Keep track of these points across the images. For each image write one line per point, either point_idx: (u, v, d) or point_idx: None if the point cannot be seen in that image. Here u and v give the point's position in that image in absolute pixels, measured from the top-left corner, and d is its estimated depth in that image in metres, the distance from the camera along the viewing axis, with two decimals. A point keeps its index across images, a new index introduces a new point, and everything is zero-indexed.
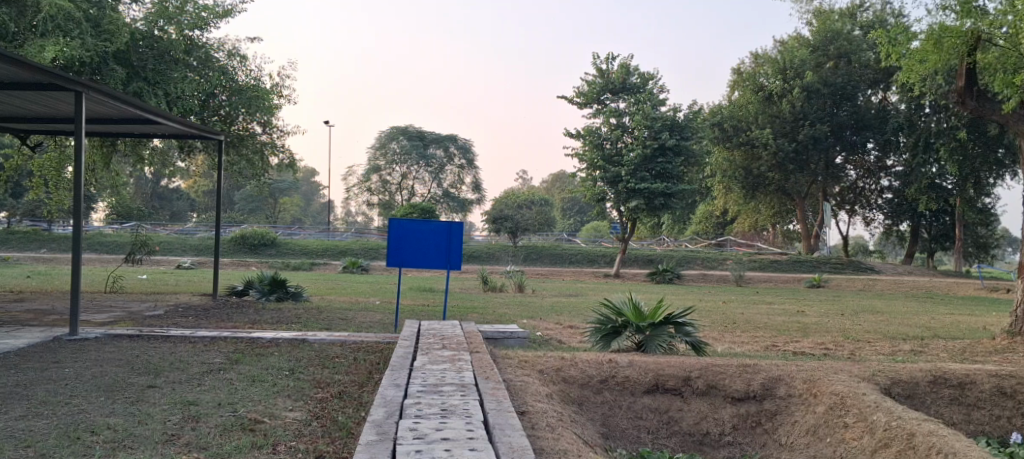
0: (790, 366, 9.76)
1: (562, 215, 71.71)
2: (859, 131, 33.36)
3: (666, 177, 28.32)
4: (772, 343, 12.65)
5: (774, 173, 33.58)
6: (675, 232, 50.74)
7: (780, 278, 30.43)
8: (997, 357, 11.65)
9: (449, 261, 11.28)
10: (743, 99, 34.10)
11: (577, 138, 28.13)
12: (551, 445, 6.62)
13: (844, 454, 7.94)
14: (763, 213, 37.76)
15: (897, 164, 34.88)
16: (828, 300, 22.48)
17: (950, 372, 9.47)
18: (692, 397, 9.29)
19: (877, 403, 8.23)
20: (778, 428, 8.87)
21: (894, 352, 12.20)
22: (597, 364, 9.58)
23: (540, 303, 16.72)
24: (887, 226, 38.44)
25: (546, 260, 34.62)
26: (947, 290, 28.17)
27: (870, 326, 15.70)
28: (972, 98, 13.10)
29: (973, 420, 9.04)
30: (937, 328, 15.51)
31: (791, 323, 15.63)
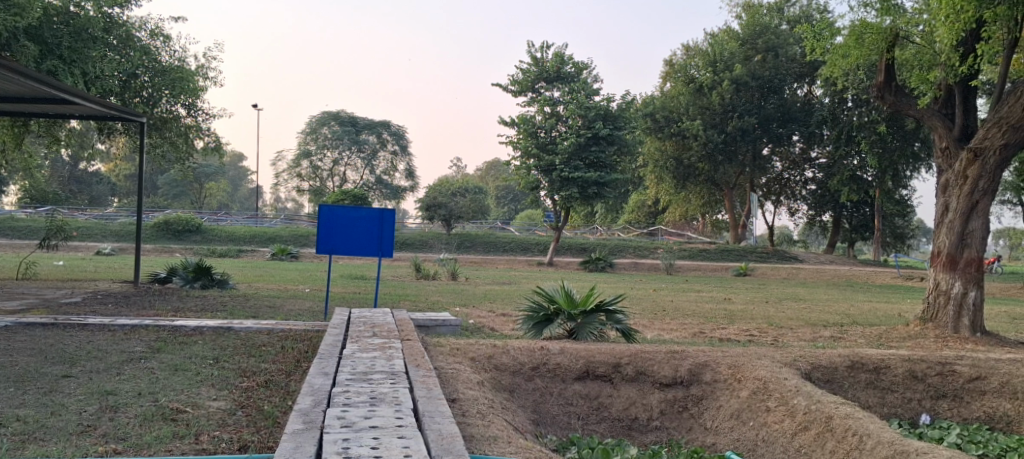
0: (716, 352, 9.99)
1: (496, 203, 71.73)
2: (785, 123, 34.22)
3: (599, 166, 28.60)
4: (699, 330, 12.93)
5: (703, 164, 34.21)
6: (608, 221, 51.30)
7: (708, 266, 31.07)
8: (910, 343, 12.15)
9: (381, 248, 11.18)
10: (675, 91, 34.64)
11: (511, 126, 28.11)
12: (481, 432, 6.64)
13: (766, 437, 8.16)
14: (693, 203, 38.45)
15: (821, 157, 35.94)
16: (754, 288, 23.06)
17: (866, 357, 9.83)
18: (622, 384, 9.45)
19: (797, 388, 8.49)
20: (703, 413, 9.07)
21: (815, 338, 12.62)
22: (528, 351, 9.66)
23: (473, 291, 16.73)
24: (810, 217, 39.63)
25: (479, 249, 34.63)
26: (867, 279, 29.20)
27: (793, 313, 16.20)
28: (890, 93, 13.59)
29: (886, 403, 9.41)
30: (855, 315, 16.09)
31: (718, 311, 15.99)
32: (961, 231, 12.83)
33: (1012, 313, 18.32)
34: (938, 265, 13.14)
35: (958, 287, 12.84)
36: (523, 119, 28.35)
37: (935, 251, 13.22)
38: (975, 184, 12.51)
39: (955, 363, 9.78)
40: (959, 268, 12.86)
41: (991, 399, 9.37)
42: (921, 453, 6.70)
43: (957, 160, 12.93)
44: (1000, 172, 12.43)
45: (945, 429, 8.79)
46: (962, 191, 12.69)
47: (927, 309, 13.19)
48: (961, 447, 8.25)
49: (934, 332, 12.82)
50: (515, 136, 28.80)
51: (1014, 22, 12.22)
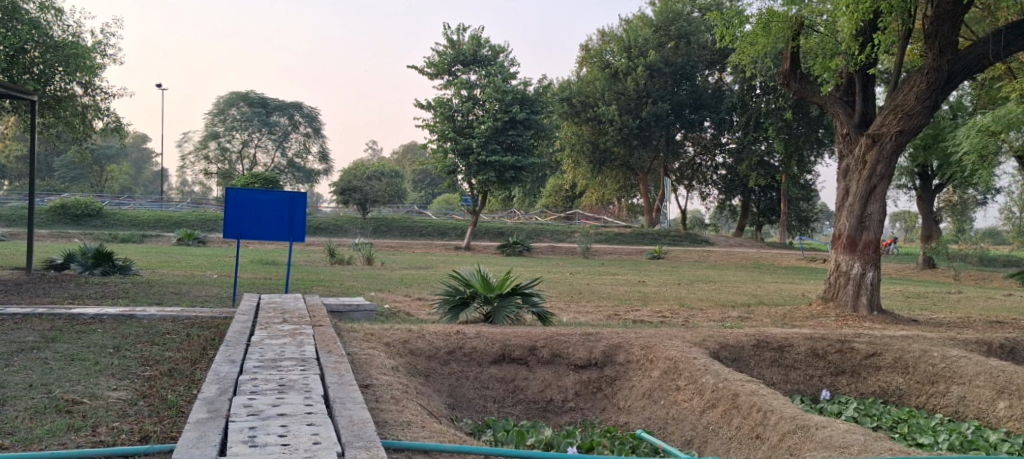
0: (630, 333, 10.18)
1: (413, 187, 71.34)
2: (697, 110, 35.04)
3: (517, 149, 28.73)
4: (614, 312, 13.18)
5: (619, 148, 34.67)
6: (525, 205, 51.62)
7: (623, 250, 31.57)
8: (813, 322, 12.64)
9: (291, 231, 10.95)
10: (591, 76, 34.95)
11: (428, 109, 27.81)
12: (394, 417, 6.59)
13: (677, 415, 8.36)
14: (609, 187, 38.95)
15: (731, 142, 36.97)
16: (668, 270, 23.58)
17: (771, 336, 10.22)
18: (537, 366, 9.54)
19: (706, 367, 8.70)
20: (617, 393, 9.23)
21: (723, 318, 13.00)
22: (444, 336, 9.65)
23: (389, 276, 16.59)
24: (721, 201, 40.77)
25: (396, 233, 34.30)
26: (773, 261, 30.22)
27: (703, 294, 16.70)
28: (795, 80, 14.08)
29: (789, 380, 9.79)
30: (761, 295, 16.71)
31: (631, 293, 16.35)
32: (860, 215, 13.35)
33: (906, 292, 19.31)
34: (839, 247, 13.68)
35: (857, 268, 13.43)
36: (440, 102, 28.09)
37: (836, 234, 13.75)
38: (873, 169, 13.04)
39: (853, 341, 10.21)
40: (858, 250, 13.42)
41: (885, 374, 9.79)
42: (820, 426, 6.93)
43: (857, 145, 13.47)
44: (896, 157, 12.99)
45: (843, 404, 9.20)
46: (861, 176, 13.22)
47: (829, 289, 13.76)
48: (858, 421, 8.63)
49: (835, 311, 13.39)
50: (432, 119, 28.52)
51: (908, 13, 12.79)
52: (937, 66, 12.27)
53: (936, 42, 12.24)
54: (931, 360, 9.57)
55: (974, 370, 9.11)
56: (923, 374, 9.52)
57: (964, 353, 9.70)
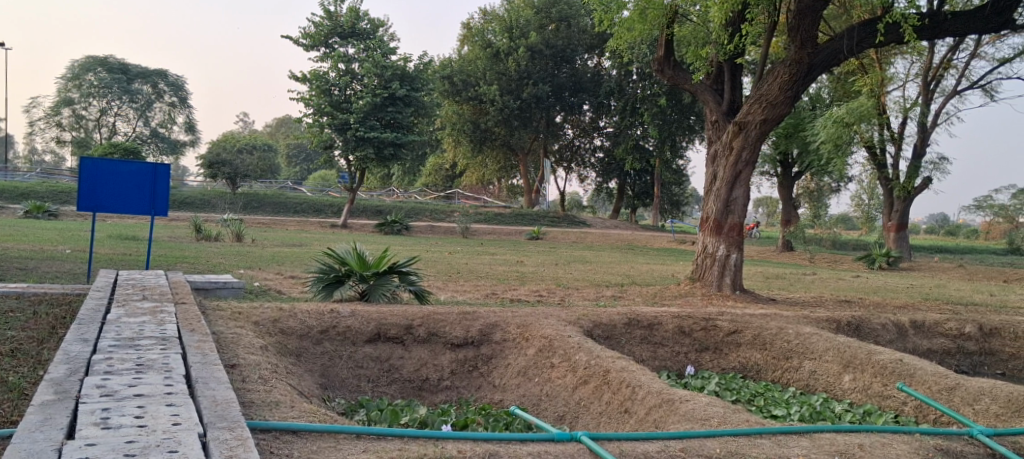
0: (506, 312, 10.26)
1: (288, 162, 69.35)
2: (576, 93, 35.63)
3: (396, 126, 28.49)
4: (492, 290, 13.30)
5: (499, 128, 34.77)
6: (404, 183, 51.08)
7: (502, 230, 31.79)
8: (680, 301, 13.18)
9: (154, 206, 10.46)
10: (472, 55, 34.82)
11: (302, 82, 26.91)
12: (262, 398, 6.42)
13: (550, 392, 8.51)
14: (489, 167, 39.08)
15: (608, 126, 37.82)
16: (546, 251, 23.90)
17: (641, 315, 10.56)
18: (413, 345, 9.48)
19: (580, 345, 8.89)
20: (492, 371, 9.31)
21: (597, 297, 13.33)
22: (317, 314, 9.42)
23: (259, 253, 16.08)
24: (598, 183, 41.73)
25: (268, 209, 33.26)
26: (646, 242, 31.20)
27: (578, 274, 17.09)
28: (669, 67, 14.58)
29: (657, 356, 10.16)
30: (634, 275, 17.27)
31: (509, 272, 16.53)
32: (726, 199, 13.93)
33: (766, 273, 20.35)
34: (706, 230, 14.24)
35: (722, 250, 14.02)
36: (315, 75, 27.22)
37: (703, 217, 14.29)
38: (739, 155, 13.64)
39: (717, 319, 10.65)
40: (724, 233, 14.01)
41: (744, 350, 10.28)
42: (683, 400, 7.22)
43: (725, 132, 14.04)
44: (760, 145, 13.61)
45: (706, 379, 9.63)
46: (728, 161, 13.79)
47: (696, 270, 14.32)
48: (719, 394, 9.05)
49: (701, 290, 13.99)
50: (307, 92, 27.57)
51: (773, 7, 13.36)
52: (799, 58, 12.90)
53: (799, 35, 12.83)
54: (787, 337, 10.11)
55: (825, 346, 9.69)
56: (779, 351, 10.05)
57: (816, 330, 10.31)
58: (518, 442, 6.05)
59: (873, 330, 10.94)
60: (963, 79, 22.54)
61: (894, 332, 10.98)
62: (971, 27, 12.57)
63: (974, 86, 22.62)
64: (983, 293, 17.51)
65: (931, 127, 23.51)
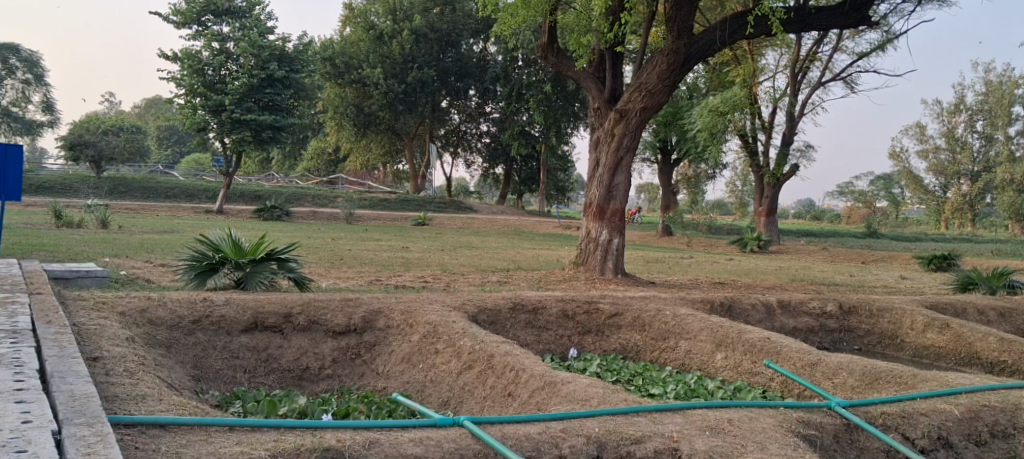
0: (389, 299, 10.12)
1: (157, 144, 66.21)
2: (462, 78, 35.59)
3: (275, 108, 27.69)
4: (376, 277, 13.10)
5: (384, 112, 34.17)
6: (284, 168, 49.69)
7: (387, 216, 31.39)
8: (564, 285, 13.40)
9: (5, 189, 9.74)
10: (354, 37, 34.10)
11: (172, 60, 25.60)
12: (127, 391, 6.11)
13: (434, 378, 8.46)
14: (374, 152, 38.43)
15: (494, 111, 38.05)
16: (431, 237, 23.76)
17: (526, 299, 10.68)
18: (292, 334, 9.23)
19: (464, 330, 8.88)
20: (375, 359, 9.16)
21: (483, 282, 13.37)
22: (189, 303, 9.03)
23: (127, 240, 15.27)
24: (484, 169, 41.84)
25: (137, 195, 31.63)
26: (532, 228, 31.53)
27: (464, 259, 17.08)
28: (552, 53, 14.74)
29: (541, 340, 10.30)
30: (519, 261, 17.41)
31: (394, 258, 16.34)
32: (609, 185, 14.20)
33: (646, 257, 20.91)
34: (589, 215, 14.46)
35: (605, 234, 14.32)
36: (187, 53, 25.96)
37: (586, 203, 14.51)
38: (621, 141, 13.93)
39: (599, 302, 10.88)
40: (607, 218, 14.29)
41: (625, 332, 10.54)
42: (565, 382, 7.33)
43: (606, 119, 14.32)
44: (640, 131, 13.94)
45: (587, 361, 9.82)
46: (610, 148, 14.05)
47: (580, 255, 14.56)
48: (600, 376, 9.25)
49: (584, 275, 14.24)
50: (178, 72, 26.27)
51: None
52: (676, 48, 13.27)
53: (676, 26, 13.19)
54: (664, 319, 10.43)
55: (699, 326, 10.04)
56: (657, 332, 10.36)
57: (691, 311, 10.68)
58: (400, 429, 5.98)
59: (743, 309, 11.46)
60: (827, 71, 23.80)
61: (763, 312, 11.52)
62: (831, 21, 13.24)
63: (837, 79, 23.93)
64: (844, 274, 18.63)
65: (799, 117, 24.73)
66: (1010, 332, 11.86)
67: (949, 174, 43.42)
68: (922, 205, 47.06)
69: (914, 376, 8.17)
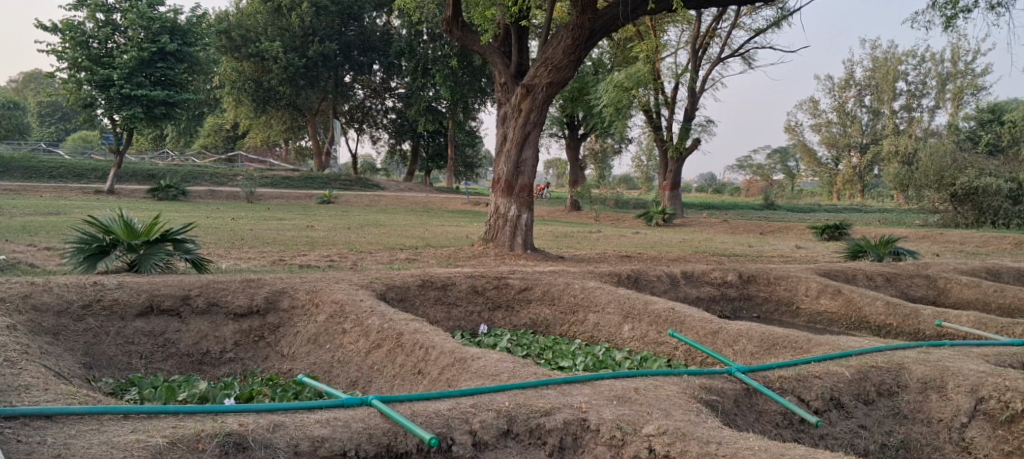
0: (294, 278, 9.84)
1: (40, 122, 62.63)
2: (366, 52, 35.11)
3: (167, 84, 26.58)
4: (279, 257, 12.76)
5: (284, 87, 33.20)
6: (180, 146, 47.83)
7: (290, 194, 30.64)
8: (473, 261, 13.38)
9: None
10: (251, 9, 32.90)
11: (52, 32, 24.12)
12: (9, 382, 5.79)
13: (342, 358, 8.32)
14: (274, 128, 37.34)
15: (400, 86, 37.76)
16: (336, 214, 23.32)
17: (435, 276, 10.62)
18: (191, 317, 8.90)
19: (372, 309, 8.74)
20: (279, 340, 8.91)
21: (391, 260, 13.20)
22: (77, 286, 8.59)
23: (6, 223, 14.41)
24: (391, 145, 41.32)
25: (18, 175, 29.85)
26: (440, 205, 31.36)
27: (371, 237, 16.83)
28: (457, 28, 14.56)
29: (451, 317, 10.27)
30: (428, 238, 17.28)
31: (298, 237, 15.96)
32: (516, 160, 14.20)
33: (555, 232, 21.09)
34: (497, 190, 14.45)
35: (514, 210, 14.34)
36: (68, 24, 24.45)
37: (495, 179, 14.47)
38: (528, 116, 13.95)
39: (508, 277, 10.90)
40: (515, 193, 14.31)
41: (534, 306, 10.60)
42: (475, 358, 7.32)
43: (513, 95, 14.28)
44: (547, 106, 13.98)
45: (497, 336, 9.83)
46: (517, 123, 14.05)
47: (489, 231, 14.54)
48: (510, 350, 9.29)
49: (494, 251, 14.25)
50: (59, 44, 24.81)
51: None
52: (580, 23, 13.28)
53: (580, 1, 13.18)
54: (573, 292, 10.55)
55: (606, 299, 10.19)
56: (566, 305, 10.47)
57: (598, 284, 10.82)
58: (306, 411, 5.84)
59: (649, 281, 11.72)
60: (726, 47, 24.39)
61: (667, 283, 11.81)
62: None
63: (735, 55, 24.57)
64: (744, 245, 19.26)
65: (700, 93, 25.31)
66: (895, 295, 12.48)
67: (840, 147, 45.35)
68: (816, 176, 49.10)
69: (808, 340, 8.50)
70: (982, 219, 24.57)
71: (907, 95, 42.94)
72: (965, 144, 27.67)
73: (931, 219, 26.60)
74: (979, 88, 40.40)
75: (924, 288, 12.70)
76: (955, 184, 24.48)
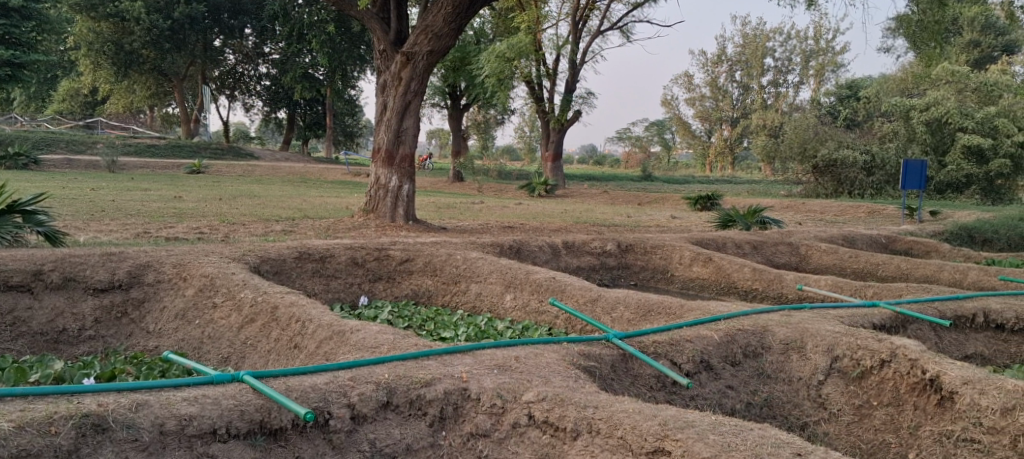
0: (160, 251, 9.36)
1: None
2: (236, 15, 33.72)
3: (13, 43, 24.64)
4: (143, 229, 12.10)
5: (148, 50, 31.37)
6: (30, 111, 44.57)
7: (156, 163, 29.10)
8: (353, 233, 13.11)
9: None
10: None
11: None
12: None
13: (213, 334, 7.99)
14: (137, 94, 35.28)
15: (274, 52, 36.54)
16: (206, 185, 22.35)
17: (313, 247, 10.36)
18: (44, 293, 8.38)
19: (245, 282, 8.43)
20: (144, 317, 8.45)
21: (266, 233, 12.76)
22: None
23: None
24: (265, 113, 39.91)
25: None
26: (318, 175, 30.57)
27: (245, 208, 16.21)
28: None
29: (330, 289, 10.05)
30: (306, 209, 16.83)
31: (165, 209, 15.20)
32: (397, 129, 13.96)
33: (437, 202, 20.93)
34: (377, 160, 14.18)
35: (395, 180, 14.13)
36: None
37: (374, 148, 14.18)
38: (408, 85, 13.73)
39: (390, 248, 10.76)
40: (395, 164, 14.10)
41: (416, 277, 10.52)
42: (354, 330, 7.18)
43: (392, 62, 13.99)
44: (427, 76, 13.80)
45: (378, 308, 9.69)
46: (397, 91, 13.80)
47: (369, 202, 14.28)
48: (391, 322, 9.18)
49: (374, 222, 14.01)
50: None
51: None
52: None
53: None
54: (455, 263, 10.50)
55: (489, 269, 10.21)
56: (448, 275, 10.42)
57: (481, 255, 10.83)
58: (171, 389, 5.58)
59: (531, 251, 11.86)
60: (605, 20, 24.74)
61: (548, 253, 12.00)
62: None
63: (613, 28, 24.97)
64: (621, 215, 19.72)
65: (580, 65, 25.63)
66: (761, 262, 13.11)
67: (712, 120, 47.10)
68: (690, 149, 50.87)
69: (681, 306, 8.80)
70: (840, 189, 25.97)
71: (774, 71, 44.94)
72: (826, 117, 29.28)
73: (794, 189, 28.07)
74: (838, 66, 42.83)
75: (787, 255, 13.39)
76: (817, 156, 25.83)
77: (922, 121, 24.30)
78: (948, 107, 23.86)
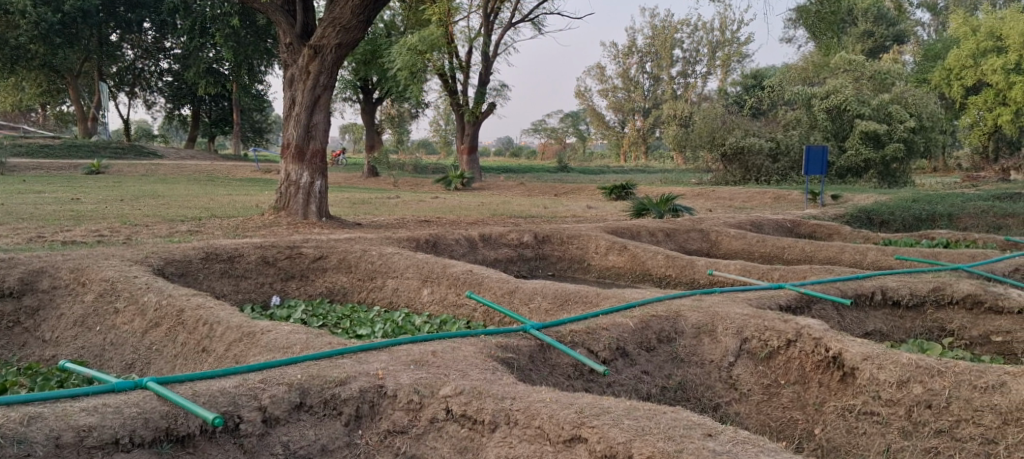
0: (55, 256, 8.94)
1: None
2: (133, 9, 32.45)
3: None
4: (36, 233, 11.52)
5: (37, 45, 29.80)
6: None
7: (51, 164, 27.73)
8: (263, 231, 12.77)
9: None
10: None
11: None
12: None
13: (115, 340, 7.67)
14: (26, 91, 33.82)
15: (175, 47, 35.43)
16: (107, 186, 21.41)
17: (220, 248, 10.06)
18: None
19: (148, 285, 8.09)
20: (40, 325, 8.06)
21: (170, 233, 12.30)
22: None
23: None
24: (169, 110, 38.56)
25: None
26: (226, 173, 29.70)
27: (148, 209, 15.62)
28: None
29: (240, 290, 9.77)
30: (214, 208, 16.34)
31: (61, 211, 14.52)
32: (306, 124, 13.66)
33: (351, 199, 20.58)
34: (287, 156, 13.84)
35: (306, 177, 13.84)
36: None
37: (284, 144, 13.84)
38: (317, 79, 13.46)
39: (302, 246, 10.54)
40: (306, 159, 13.81)
41: (330, 275, 10.31)
42: (265, 331, 6.98)
43: (300, 56, 13.66)
44: (335, 69, 13.54)
45: (291, 307, 9.47)
46: (306, 85, 13.49)
47: (280, 199, 13.95)
48: (305, 321, 8.98)
49: (286, 220, 13.69)
50: None
51: None
52: None
53: None
54: (371, 259, 10.33)
55: (405, 264, 10.10)
56: (364, 272, 10.25)
57: (397, 250, 10.69)
58: (68, 399, 5.32)
59: (447, 245, 11.82)
60: (516, 12, 24.77)
61: (465, 247, 11.98)
62: None
63: (525, 20, 25.04)
64: (538, 206, 19.80)
65: (492, 57, 25.61)
66: (674, 249, 13.40)
67: (625, 111, 47.77)
68: (605, 139, 51.51)
69: (597, 294, 8.89)
70: (748, 177, 26.85)
71: (683, 62, 45.90)
72: (733, 107, 30.08)
73: (705, 177, 28.77)
74: (743, 56, 44.03)
75: (698, 241, 13.72)
76: (725, 144, 26.58)
77: (823, 108, 25.16)
78: (846, 94, 24.84)
